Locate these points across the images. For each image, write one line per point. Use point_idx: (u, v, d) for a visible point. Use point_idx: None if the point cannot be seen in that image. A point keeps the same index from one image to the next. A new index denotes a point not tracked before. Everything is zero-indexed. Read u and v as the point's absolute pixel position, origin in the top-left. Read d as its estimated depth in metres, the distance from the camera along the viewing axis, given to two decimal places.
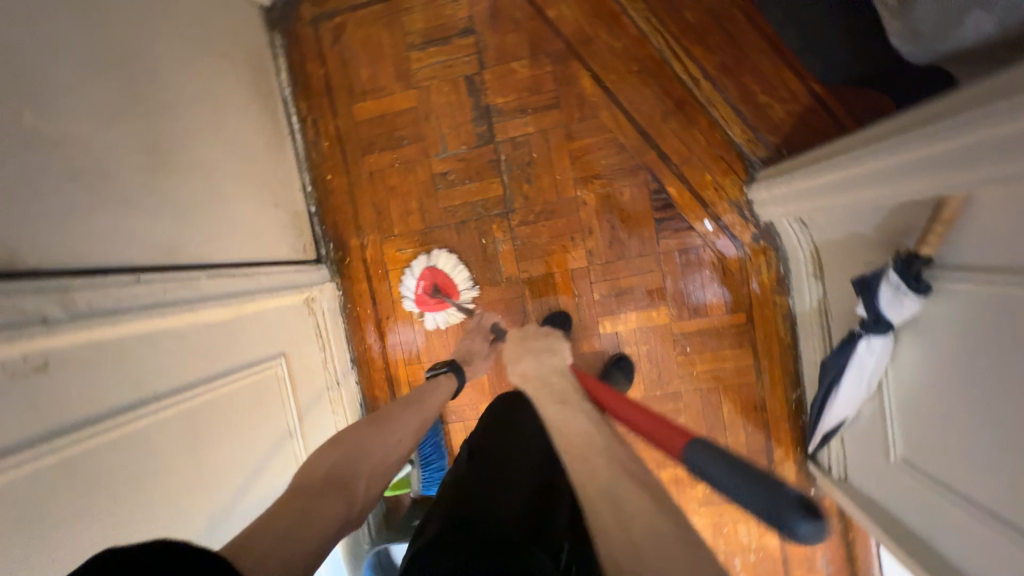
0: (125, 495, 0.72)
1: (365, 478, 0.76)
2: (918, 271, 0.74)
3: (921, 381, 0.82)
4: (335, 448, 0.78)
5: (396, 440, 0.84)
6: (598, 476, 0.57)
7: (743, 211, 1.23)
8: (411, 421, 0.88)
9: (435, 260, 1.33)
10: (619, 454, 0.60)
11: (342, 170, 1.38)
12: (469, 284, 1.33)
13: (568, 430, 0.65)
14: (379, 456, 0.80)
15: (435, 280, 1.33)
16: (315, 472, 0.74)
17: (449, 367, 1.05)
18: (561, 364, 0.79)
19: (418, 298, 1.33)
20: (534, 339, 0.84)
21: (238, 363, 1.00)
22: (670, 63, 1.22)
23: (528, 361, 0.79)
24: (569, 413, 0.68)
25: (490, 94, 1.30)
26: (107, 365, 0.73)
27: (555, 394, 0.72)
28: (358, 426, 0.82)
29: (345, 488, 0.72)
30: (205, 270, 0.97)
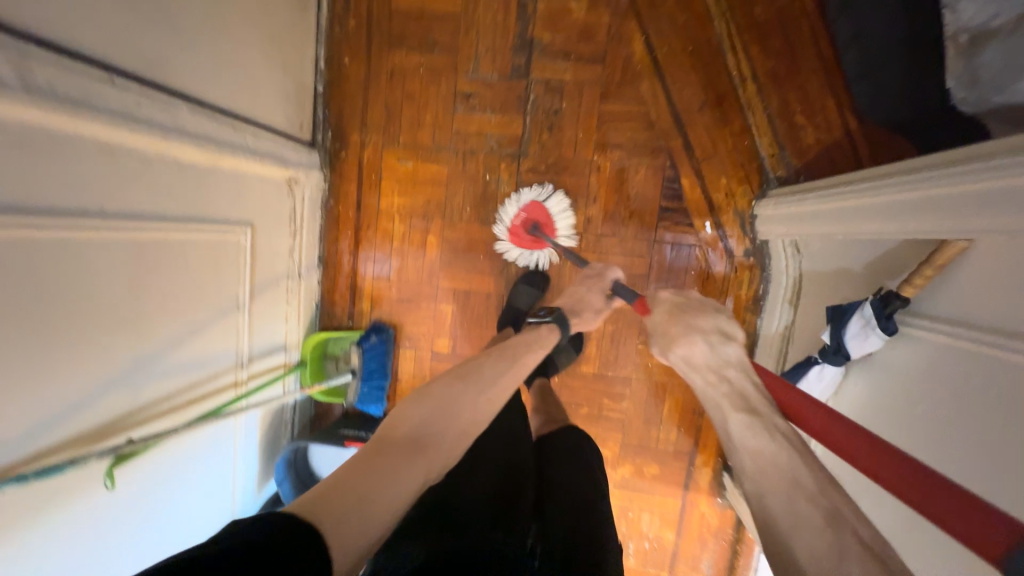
0: (44, 303, 0.66)
1: (445, 441, 0.70)
2: (892, 311, 0.76)
3: (857, 413, 0.86)
4: (426, 401, 0.73)
5: (481, 401, 0.77)
6: (795, 504, 0.54)
7: (745, 225, 1.23)
8: (502, 380, 0.82)
9: (547, 196, 1.25)
10: (832, 496, 0.53)
11: (362, 57, 1.28)
12: (571, 232, 1.27)
13: (753, 450, 0.60)
14: (467, 416, 0.74)
15: (537, 217, 1.26)
16: (401, 430, 0.69)
17: (555, 317, 0.99)
18: (735, 357, 0.70)
19: (515, 230, 1.27)
20: (698, 316, 0.75)
21: (199, 216, 0.93)
22: (725, 54, 1.18)
23: (692, 345, 0.72)
24: (758, 428, 0.61)
25: (539, 27, 1.22)
26: (53, 160, 0.65)
27: (733, 398, 0.65)
28: (450, 386, 0.76)
29: (426, 452, 0.67)
30: (189, 103, 0.87)
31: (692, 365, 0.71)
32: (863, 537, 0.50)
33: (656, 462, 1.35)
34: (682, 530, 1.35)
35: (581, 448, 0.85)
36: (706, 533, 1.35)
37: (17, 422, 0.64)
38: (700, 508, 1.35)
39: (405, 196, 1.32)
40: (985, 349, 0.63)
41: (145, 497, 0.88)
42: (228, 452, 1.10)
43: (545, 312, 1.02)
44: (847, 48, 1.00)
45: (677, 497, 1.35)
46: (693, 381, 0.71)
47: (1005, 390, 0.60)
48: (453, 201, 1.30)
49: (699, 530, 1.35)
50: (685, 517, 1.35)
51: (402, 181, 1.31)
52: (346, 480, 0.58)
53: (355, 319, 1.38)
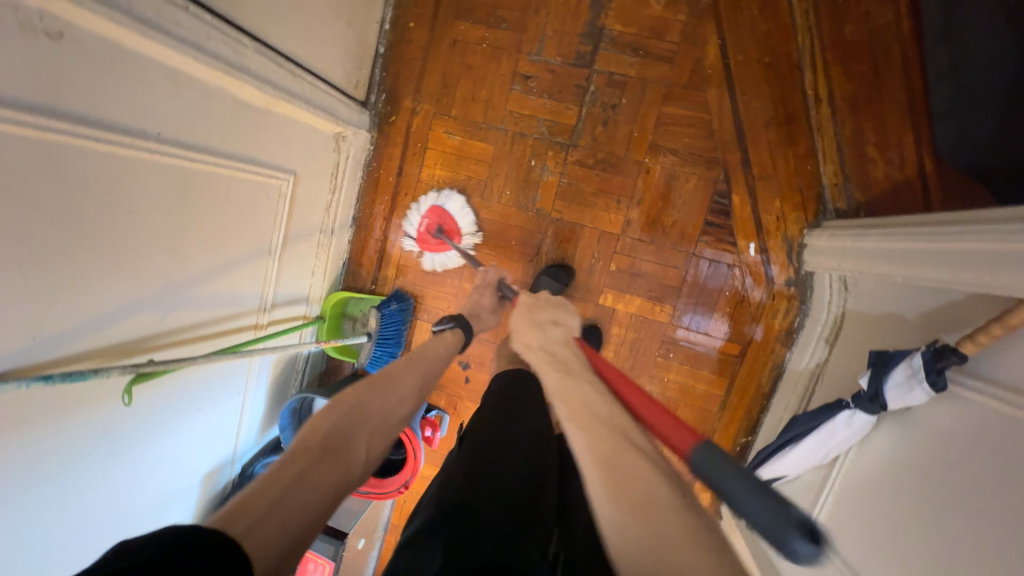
0: (89, 214, 0.67)
1: (363, 445, 0.60)
2: (946, 366, 0.70)
3: (888, 465, 0.81)
4: (338, 407, 0.62)
5: (396, 399, 0.69)
6: (592, 438, 0.50)
7: (792, 253, 1.17)
8: (417, 380, 0.75)
9: (443, 200, 1.28)
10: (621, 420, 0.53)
11: (428, 24, 1.26)
12: (474, 230, 1.29)
13: (566, 394, 0.58)
14: (386, 414, 0.66)
15: (442, 221, 1.29)
16: (309, 437, 0.57)
17: (455, 322, 0.95)
18: (564, 338, 0.76)
19: (420, 236, 1.30)
20: (542, 311, 0.82)
21: (247, 157, 0.93)
22: (803, 71, 1.12)
23: (531, 333, 0.76)
24: (569, 380, 0.61)
25: (611, 16, 1.18)
26: (119, 77, 0.66)
27: (557, 362, 0.67)
28: (361, 386, 0.67)
29: (344, 454, 0.57)
30: (257, 43, 0.87)
31: (530, 347, 0.75)
32: (644, 448, 0.49)
33: None
34: None
35: None
36: None
37: (50, 323, 0.66)
38: None
39: (447, 170, 1.31)
40: None
41: (156, 418, 0.91)
42: (238, 392, 1.13)
43: (449, 320, 0.96)
44: (940, 83, 0.93)
45: None
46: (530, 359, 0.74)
47: None
48: (494, 182, 1.28)
49: None
50: None
51: (447, 154, 1.30)
52: (248, 495, 0.48)
53: (379, 284, 1.39)
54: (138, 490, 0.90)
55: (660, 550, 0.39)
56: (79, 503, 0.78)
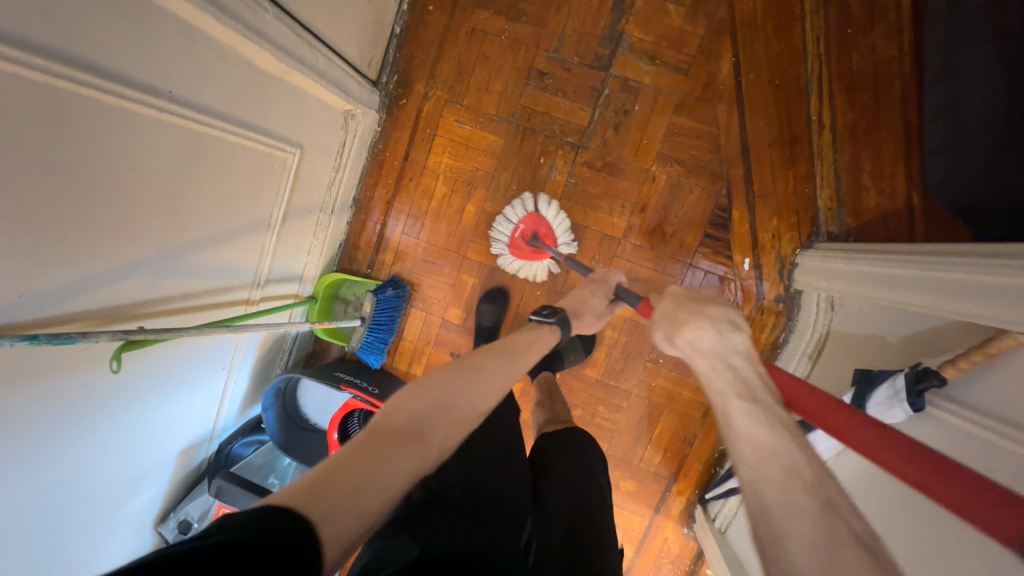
0: (91, 168, 0.63)
1: (442, 437, 0.59)
2: (925, 388, 0.74)
3: (872, 483, 0.86)
4: (422, 395, 0.62)
5: (482, 394, 0.67)
6: (772, 483, 0.48)
7: (783, 270, 1.21)
8: (502, 376, 0.72)
9: (539, 206, 1.24)
10: (828, 486, 0.47)
11: (447, 9, 1.25)
12: (569, 238, 1.25)
13: (752, 440, 0.52)
14: (470, 408, 0.65)
15: (536, 228, 1.24)
16: (391, 421, 0.58)
17: (558, 318, 0.89)
18: (745, 345, 0.62)
19: (513, 241, 1.25)
20: (706, 304, 0.68)
21: (256, 125, 0.90)
22: (810, 95, 1.16)
23: (697, 330, 0.64)
24: (759, 415, 0.54)
25: (631, 23, 1.19)
26: (138, 27, 0.63)
27: (738, 383, 0.58)
28: (448, 377, 0.65)
29: (423, 443, 0.57)
30: (277, 9, 0.84)
31: (695, 350, 0.63)
32: (856, 531, 0.43)
33: (633, 478, 1.35)
34: (642, 551, 1.36)
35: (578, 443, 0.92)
36: (664, 558, 1.36)
37: (40, 281, 0.62)
38: (664, 535, 1.36)
39: (455, 159, 1.29)
40: (1002, 445, 0.62)
41: (138, 390, 0.87)
42: (223, 368, 1.09)
43: (548, 314, 0.91)
44: (934, 121, 0.97)
45: (644, 518, 1.35)
46: (697, 366, 0.63)
47: (1002, 484, 0.60)
48: (502, 175, 1.28)
49: (657, 554, 1.36)
50: (647, 539, 1.36)
51: (457, 143, 1.29)
52: (327, 474, 0.48)
53: (375, 269, 1.36)
54: (115, 462, 0.87)
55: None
56: (59, 471, 0.75)
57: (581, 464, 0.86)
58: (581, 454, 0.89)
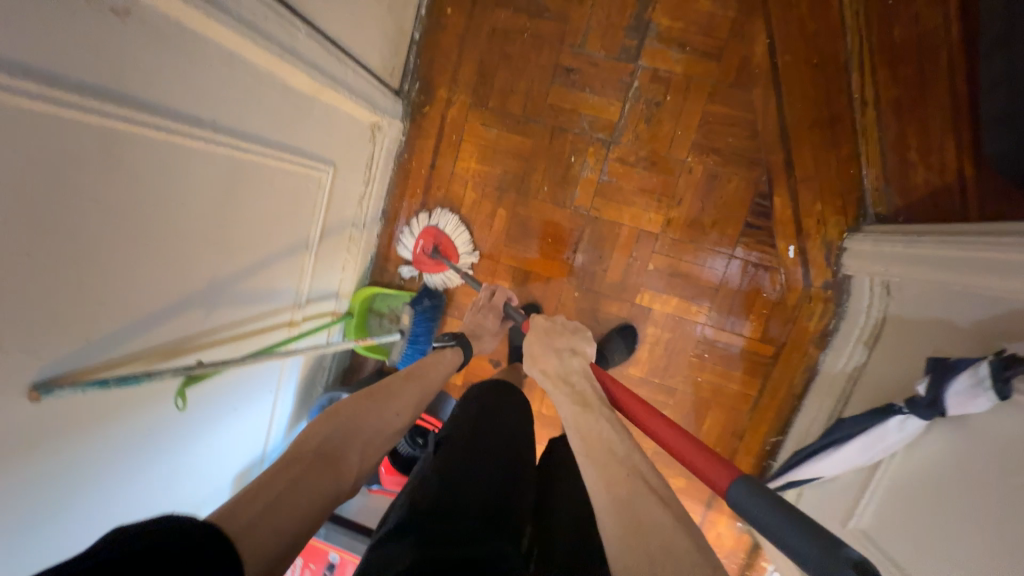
0: (146, 206, 0.63)
1: (355, 455, 0.63)
2: (1013, 376, 0.70)
3: (944, 477, 0.82)
4: (334, 418, 0.66)
5: (394, 412, 0.73)
6: (619, 493, 0.53)
7: (830, 255, 1.18)
8: (416, 398, 0.79)
9: (436, 220, 1.28)
10: (636, 457, 0.57)
11: (466, 10, 1.21)
12: (470, 248, 1.29)
13: (586, 433, 0.62)
14: (381, 427, 0.70)
15: (435, 240, 1.28)
16: (303, 447, 0.60)
17: (458, 341, 0.96)
18: (583, 365, 0.75)
19: (417, 257, 1.29)
20: (556, 338, 0.80)
21: (291, 147, 0.89)
22: (850, 74, 1.13)
23: (549, 359, 0.76)
24: (593, 424, 0.63)
25: (659, 11, 1.15)
26: (180, 57, 0.61)
27: (575, 399, 0.68)
28: (356, 403, 0.69)
29: (338, 464, 0.60)
30: (308, 26, 0.81)
31: (546, 374, 0.75)
32: (656, 487, 0.53)
33: (682, 475, 1.34)
34: None
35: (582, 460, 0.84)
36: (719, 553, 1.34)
37: (104, 324, 0.62)
38: (719, 532, 1.33)
39: (483, 163, 1.27)
40: None
41: (198, 419, 0.87)
42: (271, 391, 1.09)
43: (449, 337, 0.98)
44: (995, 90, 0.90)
45: (696, 514, 1.34)
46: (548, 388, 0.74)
47: None
48: (531, 177, 1.25)
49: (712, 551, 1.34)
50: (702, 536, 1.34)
51: (483, 146, 1.26)
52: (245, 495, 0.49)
53: (408, 280, 1.34)
54: (173, 494, 0.86)
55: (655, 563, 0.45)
56: (119, 510, 0.74)
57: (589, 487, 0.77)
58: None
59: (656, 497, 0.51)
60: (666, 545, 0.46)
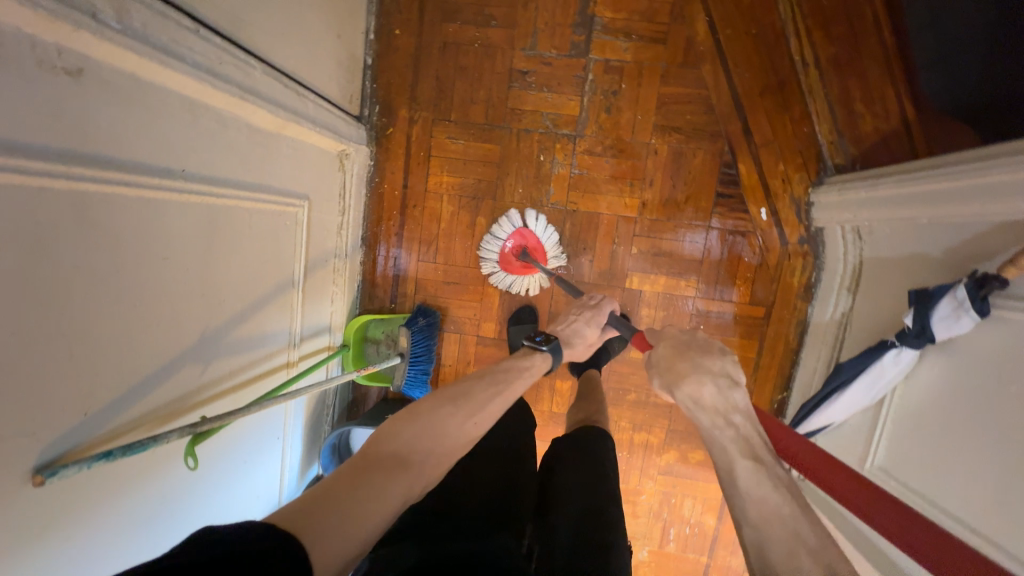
0: (127, 268, 0.61)
1: (430, 462, 0.62)
2: (988, 293, 0.75)
3: (946, 400, 0.85)
4: (414, 421, 0.64)
5: (474, 422, 0.70)
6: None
7: (800, 211, 1.23)
8: (499, 402, 0.75)
9: (527, 221, 1.25)
10: (829, 550, 0.48)
11: (414, 29, 1.23)
12: (558, 251, 1.26)
13: (761, 503, 0.53)
14: (459, 433, 0.67)
15: (526, 243, 1.26)
16: (380, 447, 0.60)
17: (551, 346, 0.90)
18: (744, 402, 0.62)
19: (503, 257, 1.26)
20: (704, 356, 0.67)
21: (263, 186, 0.87)
22: (788, 38, 1.17)
23: (703, 385, 0.62)
24: (767, 479, 0.54)
25: (600, 5, 1.19)
26: (142, 110, 0.60)
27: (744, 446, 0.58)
28: (438, 407, 0.67)
29: (410, 469, 0.59)
30: (261, 63, 0.81)
31: (698, 405, 0.62)
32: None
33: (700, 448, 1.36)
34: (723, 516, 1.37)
35: (594, 443, 0.83)
36: None
37: (100, 394, 0.60)
38: None
39: (454, 175, 1.28)
40: None
41: (210, 479, 0.83)
42: (278, 438, 1.06)
43: (541, 342, 0.92)
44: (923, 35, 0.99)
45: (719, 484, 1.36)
46: (702, 423, 0.61)
47: None
48: (505, 182, 1.27)
49: None
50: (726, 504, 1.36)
51: (453, 159, 1.27)
52: (315, 498, 0.50)
53: (399, 302, 1.34)
54: None
55: None
56: None
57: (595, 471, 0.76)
58: (597, 462, 0.78)
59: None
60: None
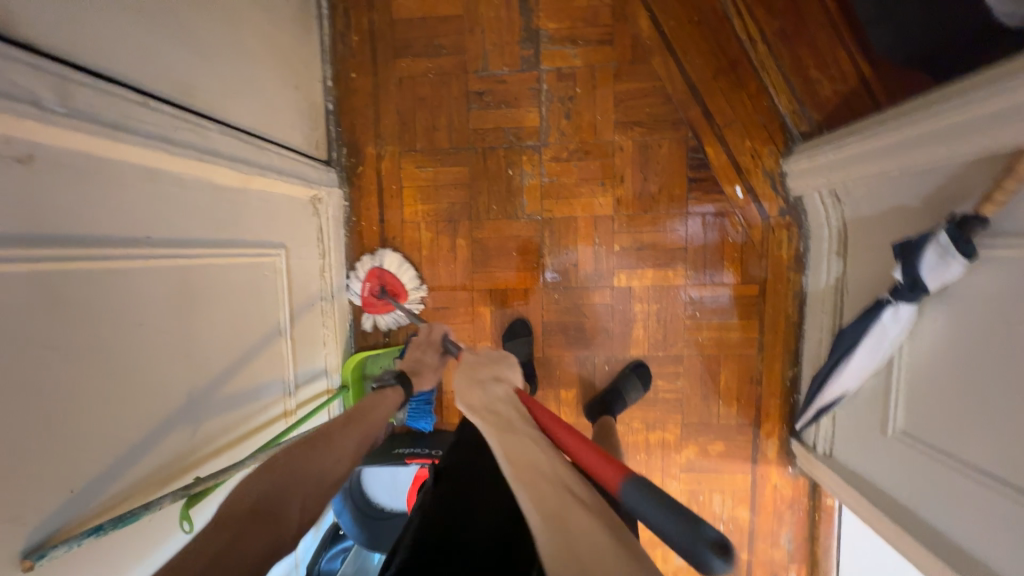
0: (104, 340, 0.62)
1: (300, 505, 0.67)
2: (971, 233, 0.73)
3: (955, 350, 0.82)
4: (272, 468, 0.69)
5: (335, 458, 0.74)
6: (540, 497, 0.56)
7: (775, 183, 1.22)
8: (357, 435, 0.79)
9: (380, 260, 1.29)
10: (562, 473, 0.59)
11: (369, 69, 1.27)
12: (417, 283, 1.30)
13: (515, 455, 0.62)
14: (323, 471, 0.71)
15: (383, 281, 1.30)
16: (240, 501, 0.64)
17: (398, 379, 0.92)
18: (507, 392, 0.76)
19: (365, 299, 1.30)
20: (482, 368, 0.80)
21: (236, 240, 0.89)
22: (731, 19, 1.19)
23: (473, 389, 0.76)
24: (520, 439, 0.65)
25: (544, 18, 1.22)
26: (100, 185, 0.62)
27: (500, 421, 0.69)
28: (292, 451, 0.72)
29: (278, 519, 0.63)
30: (218, 124, 0.84)
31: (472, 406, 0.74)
32: (579, 495, 0.57)
33: (720, 439, 1.31)
34: (757, 507, 1.31)
35: None
36: (783, 506, 1.31)
37: (88, 469, 0.60)
38: (774, 484, 1.31)
39: (428, 202, 1.29)
40: None
41: None
42: None
43: (390, 376, 0.93)
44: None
45: (747, 473, 1.31)
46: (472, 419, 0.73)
47: None
48: (478, 201, 1.28)
49: (774, 504, 1.31)
50: (758, 493, 1.31)
51: (424, 187, 1.29)
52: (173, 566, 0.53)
53: (392, 335, 1.33)
54: None
55: (571, 558, 0.49)
56: None
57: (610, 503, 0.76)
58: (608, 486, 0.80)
59: (579, 504, 0.55)
60: (599, 555, 0.49)
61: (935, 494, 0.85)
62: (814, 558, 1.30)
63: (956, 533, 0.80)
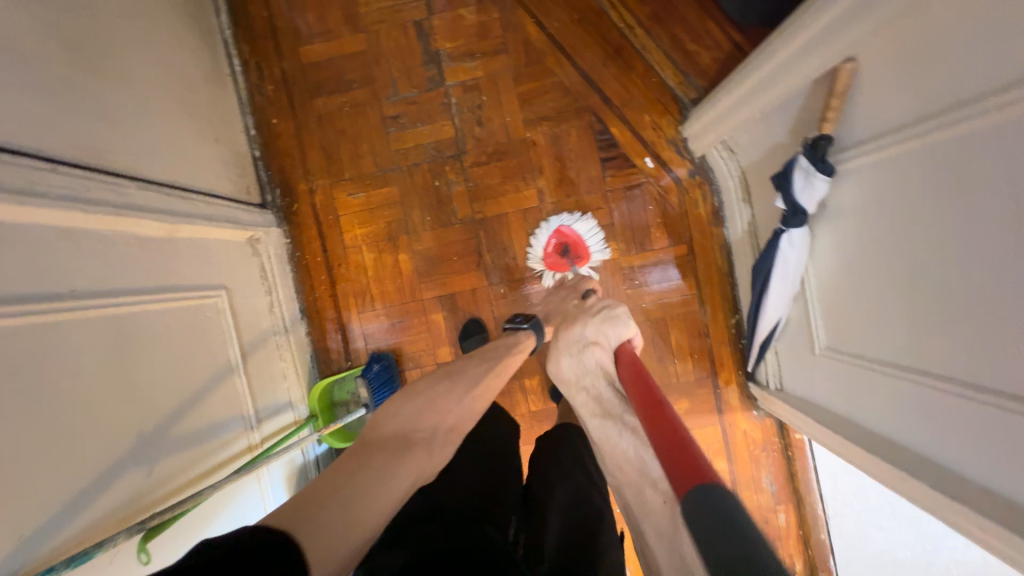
0: (42, 388, 0.66)
1: (436, 437, 0.74)
2: (823, 152, 0.83)
3: (844, 261, 0.90)
4: (410, 404, 0.77)
5: (466, 395, 0.83)
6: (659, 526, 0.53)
7: (680, 148, 1.32)
8: (483, 373, 0.89)
9: (575, 220, 1.31)
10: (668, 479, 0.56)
11: (288, 113, 1.35)
12: (603, 246, 1.32)
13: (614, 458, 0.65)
14: (459, 405, 0.81)
15: (569, 240, 1.32)
16: (378, 433, 0.71)
17: (531, 324, 1.07)
18: (597, 360, 0.82)
19: (550, 258, 1.32)
20: (573, 322, 0.92)
21: (171, 286, 0.94)
22: (607, 10, 1.30)
23: (563, 361, 0.85)
24: (612, 433, 0.67)
25: (441, 39, 1.32)
26: (17, 244, 0.67)
27: (596, 409, 0.74)
28: (434, 386, 0.82)
29: (415, 449, 0.70)
30: (134, 181, 0.89)
31: (563, 378, 0.84)
32: None
33: (684, 397, 1.36)
34: (733, 456, 1.35)
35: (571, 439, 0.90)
36: (757, 451, 1.35)
37: (34, 515, 0.62)
38: (744, 430, 1.35)
39: (366, 224, 1.35)
40: (919, 143, 0.67)
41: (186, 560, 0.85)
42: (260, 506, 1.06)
43: (522, 321, 1.10)
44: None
45: (716, 425, 1.35)
46: (568, 392, 0.83)
47: (937, 184, 0.66)
48: (412, 215, 1.35)
49: (749, 449, 1.35)
50: (730, 441, 1.35)
51: (360, 212, 1.35)
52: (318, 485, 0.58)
53: (354, 357, 1.37)
54: None
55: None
56: None
57: (575, 467, 0.83)
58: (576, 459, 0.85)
59: None
60: None
61: (862, 397, 0.91)
62: (797, 495, 1.32)
63: (889, 426, 0.85)
